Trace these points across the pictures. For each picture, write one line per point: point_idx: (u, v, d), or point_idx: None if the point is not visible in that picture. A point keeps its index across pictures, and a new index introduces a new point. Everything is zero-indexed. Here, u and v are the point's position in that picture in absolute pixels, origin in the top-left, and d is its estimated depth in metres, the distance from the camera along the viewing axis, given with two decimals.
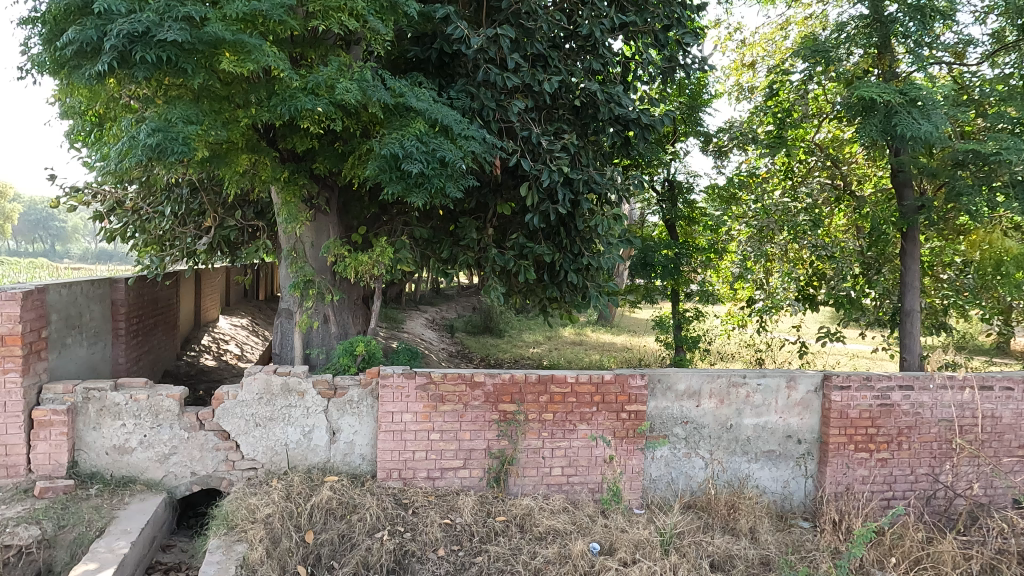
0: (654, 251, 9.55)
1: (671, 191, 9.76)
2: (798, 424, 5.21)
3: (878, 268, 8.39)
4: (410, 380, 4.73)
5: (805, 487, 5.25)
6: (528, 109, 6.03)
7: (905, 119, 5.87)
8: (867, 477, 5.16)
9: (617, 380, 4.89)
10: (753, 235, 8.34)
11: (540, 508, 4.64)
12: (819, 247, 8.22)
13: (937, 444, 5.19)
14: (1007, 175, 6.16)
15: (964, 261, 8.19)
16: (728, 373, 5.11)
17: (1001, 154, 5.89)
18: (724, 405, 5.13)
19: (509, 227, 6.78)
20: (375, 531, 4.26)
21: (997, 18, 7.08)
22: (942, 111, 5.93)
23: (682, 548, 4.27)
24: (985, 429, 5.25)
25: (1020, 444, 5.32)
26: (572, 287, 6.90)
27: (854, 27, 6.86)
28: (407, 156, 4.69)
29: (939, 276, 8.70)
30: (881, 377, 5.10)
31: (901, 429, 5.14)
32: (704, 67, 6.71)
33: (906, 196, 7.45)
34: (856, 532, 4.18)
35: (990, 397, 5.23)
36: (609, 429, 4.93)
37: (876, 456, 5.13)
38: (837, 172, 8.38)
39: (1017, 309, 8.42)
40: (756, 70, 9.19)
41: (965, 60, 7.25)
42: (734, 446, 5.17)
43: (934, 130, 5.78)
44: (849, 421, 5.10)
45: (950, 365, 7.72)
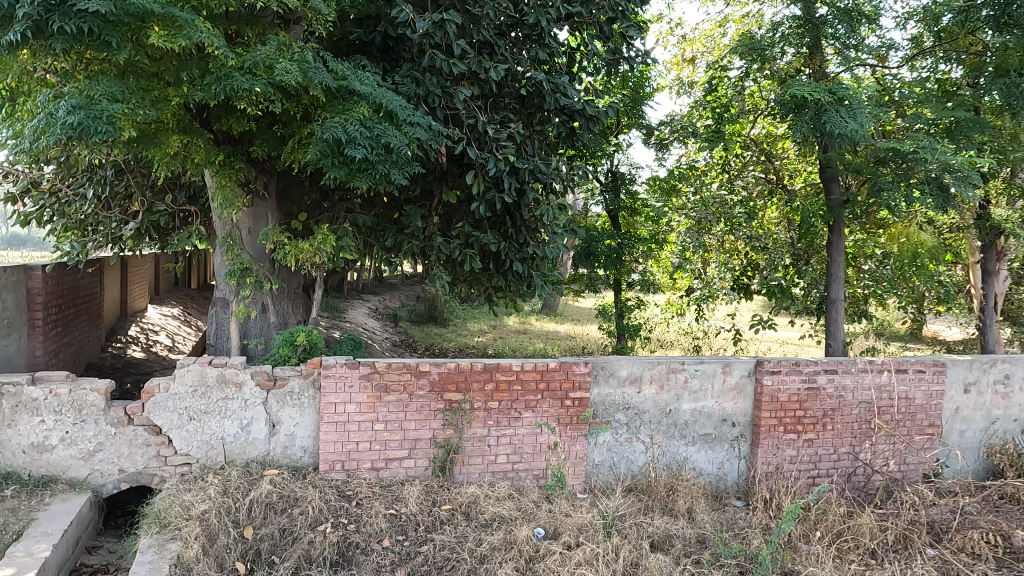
0: (597, 241, 9.55)
1: (614, 181, 9.82)
2: (732, 407, 5.44)
3: (808, 259, 8.85)
4: (353, 371, 4.65)
5: (738, 468, 5.49)
6: (475, 97, 5.99)
7: (834, 118, 6.17)
8: (795, 457, 5.45)
9: (562, 368, 4.96)
10: (692, 227, 8.94)
11: (486, 495, 4.66)
12: (754, 239, 8.75)
13: (857, 424, 5.53)
14: (923, 172, 6.56)
15: (884, 253, 8.71)
16: (668, 360, 5.27)
17: (918, 152, 6.30)
18: (664, 390, 5.29)
19: (454, 216, 6.80)
20: (318, 523, 4.18)
21: (916, 24, 7.53)
22: (866, 111, 6.29)
23: (624, 530, 4.36)
24: (900, 409, 5.64)
25: (930, 423, 5.74)
26: (517, 276, 6.92)
27: (788, 27, 7.08)
28: (351, 141, 4.57)
29: (861, 267, 9.16)
30: (808, 362, 5.38)
31: (826, 411, 5.44)
32: (647, 60, 6.80)
33: (833, 190, 7.78)
34: (785, 509, 4.37)
35: (905, 379, 5.61)
36: (553, 416, 5.01)
37: (803, 437, 5.42)
38: (770, 166, 8.79)
39: (927, 298, 9.23)
40: (696, 65, 9.47)
41: (887, 63, 7.69)
42: (673, 430, 5.35)
43: (859, 128, 6.11)
44: (779, 404, 5.36)
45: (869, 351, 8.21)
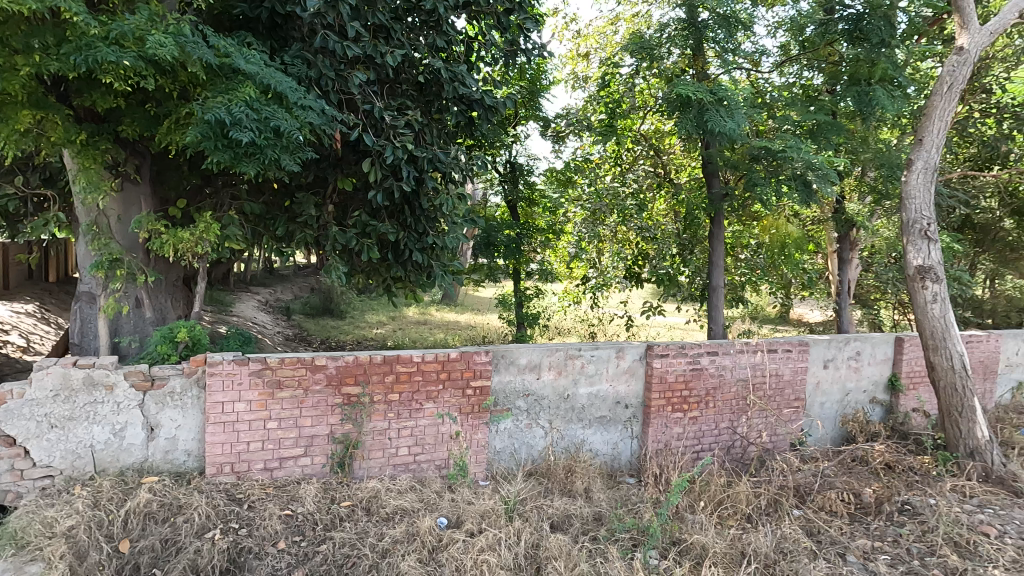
0: (497, 232, 9.63)
1: (512, 171, 9.84)
2: (625, 390, 5.71)
3: (692, 249, 9.45)
4: (242, 367, 4.39)
5: (631, 447, 5.78)
6: (370, 81, 5.82)
7: (715, 116, 6.63)
8: (681, 434, 5.83)
9: (463, 358, 4.99)
10: (587, 218, 9.12)
11: (387, 489, 4.60)
12: (644, 229, 9.11)
13: (735, 401, 6.01)
14: (790, 170, 7.21)
15: (757, 243, 9.49)
16: (565, 346, 5.45)
17: (786, 151, 6.91)
18: (562, 376, 5.46)
19: (350, 205, 6.61)
20: (205, 531, 3.92)
21: (784, 34, 8.22)
22: (742, 111, 6.80)
23: (525, 513, 4.45)
24: (771, 385, 6.19)
25: (796, 397, 6.36)
26: (416, 266, 6.82)
27: (673, 28, 7.47)
28: (236, 123, 4.29)
29: (738, 256, 9.91)
30: (693, 345, 5.76)
31: (708, 390, 5.87)
32: (544, 53, 6.92)
33: (714, 184, 8.34)
34: (673, 484, 4.59)
35: (775, 357, 6.17)
36: (455, 406, 5.02)
37: (689, 415, 5.81)
38: (658, 160, 9.40)
39: (794, 284, 10.22)
40: (590, 60, 9.77)
41: (760, 67, 8.32)
42: (571, 414, 5.54)
43: (736, 128, 6.61)
44: (668, 384, 5.70)
45: (745, 332, 8.95)
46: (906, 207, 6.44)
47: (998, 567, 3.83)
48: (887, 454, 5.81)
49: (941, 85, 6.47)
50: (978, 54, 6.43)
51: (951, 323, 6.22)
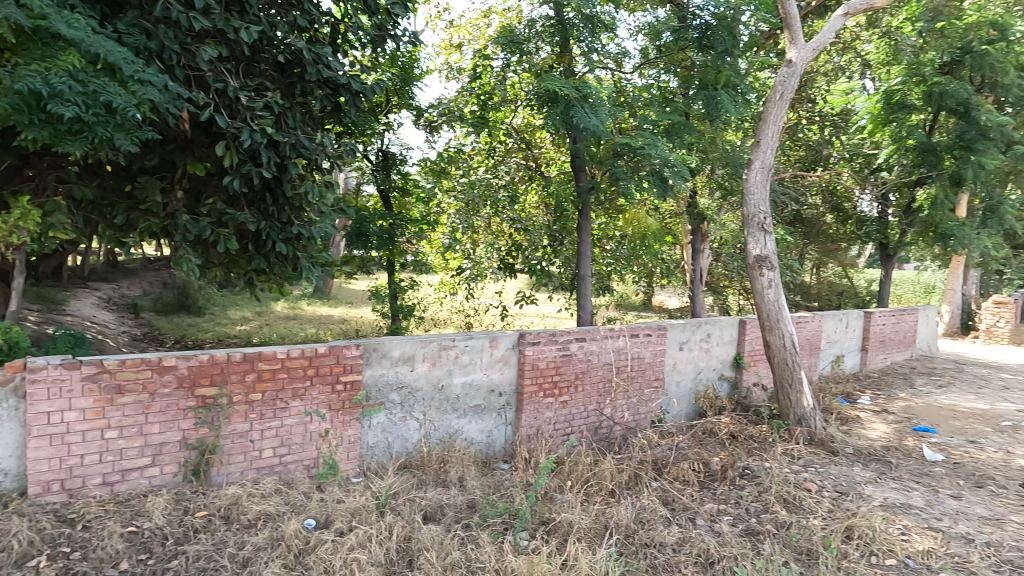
0: (369, 222, 9.15)
1: (385, 161, 9.31)
2: (499, 378, 5.81)
3: (562, 240, 9.85)
4: (73, 372, 3.90)
5: (505, 434, 5.90)
6: (223, 58, 5.39)
7: (580, 112, 6.90)
8: (553, 418, 6.04)
9: (332, 352, 4.83)
10: (461, 209, 9.25)
11: (249, 494, 4.32)
12: (517, 221, 9.56)
13: (602, 383, 6.35)
14: (649, 166, 7.72)
15: (621, 235, 10.09)
16: (439, 337, 5.44)
17: (645, 148, 7.46)
18: (436, 367, 5.44)
19: (204, 191, 6.10)
20: (27, 559, 3.45)
21: (643, 39, 8.67)
22: (604, 107, 7.14)
23: (397, 507, 4.37)
24: (634, 368, 6.62)
25: (656, 378, 6.86)
26: (281, 257, 6.41)
27: (542, 25, 7.75)
28: (55, 95, 3.78)
29: (604, 247, 10.27)
30: (563, 332, 6.00)
31: (577, 374, 6.14)
32: (415, 41, 6.79)
33: (581, 178, 8.70)
34: (541, 464, 4.75)
35: (637, 341, 6.61)
36: (324, 402, 4.84)
37: (559, 399, 6.05)
38: (529, 154, 9.70)
39: (653, 273, 11.03)
40: (463, 51, 9.74)
41: (623, 68, 8.79)
42: (446, 404, 5.54)
43: (599, 123, 6.92)
44: (539, 371, 5.89)
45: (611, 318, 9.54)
46: (747, 203, 7.14)
47: (818, 517, 4.35)
48: (731, 426, 6.47)
49: (775, 93, 7.26)
50: (803, 68, 7.27)
51: (783, 307, 7.02)
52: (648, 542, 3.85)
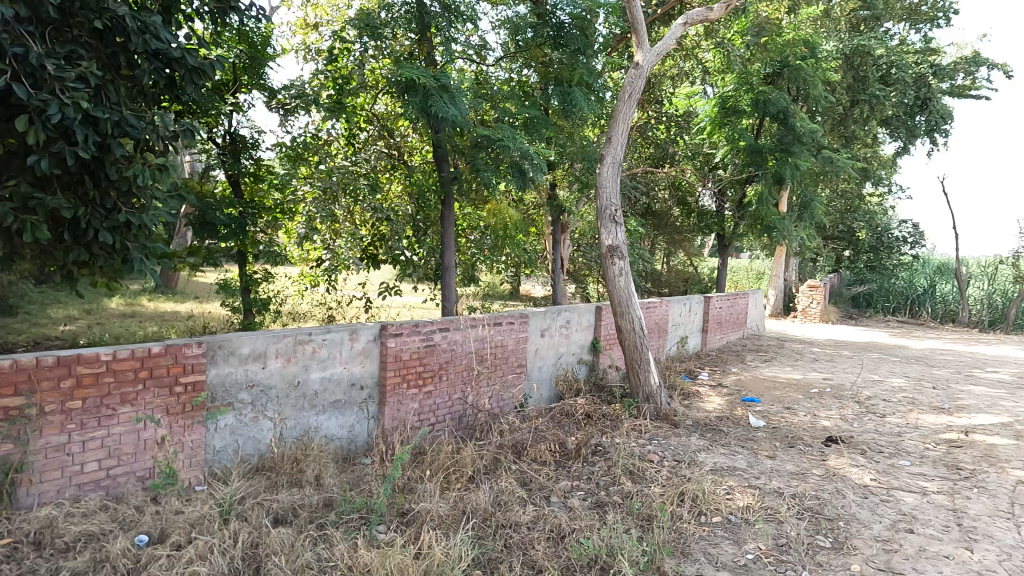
0: (215, 208, 8.17)
1: (233, 144, 8.66)
2: (360, 371, 5.67)
3: (425, 230, 9.91)
4: None
5: (367, 428, 5.76)
6: (22, 20, 4.67)
7: (438, 101, 6.87)
8: (417, 409, 5.99)
9: (169, 352, 4.41)
10: (319, 197, 8.73)
11: (67, 514, 3.84)
12: (377, 210, 9.18)
13: (465, 371, 6.41)
14: (509, 159, 7.89)
15: (484, 225, 10.25)
16: (294, 332, 5.18)
17: (504, 141, 7.61)
18: (291, 363, 5.18)
19: (4, 172, 5.28)
20: None
21: (504, 32, 8.84)
22: (462, 97, 7.16)
23: (244, 512, 4.13)
24: (498, 356, 6.76)
25: (519, 364, 7.07)
26: (107, 248, 5.70)
27: (401, 10, 7.63)
28: None
29: (469, 238, 10.50)
30: (426, 323, 5.97)
31: (441, 364, 6.15)
32: (263, 17, 6.36)
33: (444, 168, 8.67)
34: (395, 457, 4.63)
35: (501, 330, 6.76)
36: (160, 407, 4.41)
37: (424, 389, 6.02)
38: (391, 141, 9.53)
39: (517, 262, 11.38)
40: (321, 32, 9.27)
41: (486, 61, 8.93)
42: (302, 401, 5.30)
43: (458, 114, 6.95)
44: (402, 362, 5.82)
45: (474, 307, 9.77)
46: (600, 195, 7.57)
47: (659, 484, 4.74)
48: (586, 407, 6.88)
49: (624, 93, 7.74)
50: (649, 70, 7.79)
51: (633, 293, 7.53)
52: (505, 523, 3.97)
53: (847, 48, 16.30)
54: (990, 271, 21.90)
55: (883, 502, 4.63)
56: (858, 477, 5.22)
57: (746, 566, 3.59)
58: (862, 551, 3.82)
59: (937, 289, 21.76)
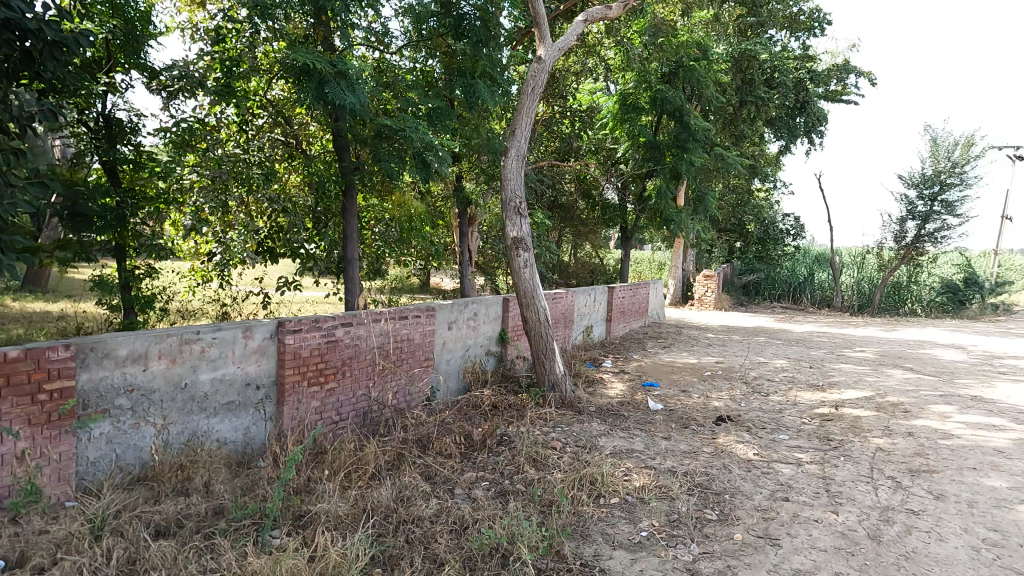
0: (86, 199, 7.33)
1: (107, 128, 7.76)
2: (256, 370, 5.26)
3: (325, 222, 9.55)
4: None
5: (264, 429, 5.36)
6: None
7: (334, 88, 6.63)
8: (319, 408, 5.68)
9: (30, 354, 3.82)
10: (207, 187, 8.18)
11: None
12: (273, 201, 8.78)
13: (370, 367, 6.19)
14: (412, 149, 7.76)
15: (388, 218, 10.07)
16: (180, 330, 4.69)
17: (406, 131, 7.45)
18: (176, 364, 4.68)
19: None
20: None
21: (406, 20, 8.67)
22: (361, 85, 6.95)
23: (120, 527, 3.78)
24: (403, 350, 6.64)
25: (425, 357, 6.98)
26: None
27: None
28: None
29: (373, 230, 10.18)
30: (327, 318, 5.69)
31: (344, 360, 5.91)
32: None
33: (344, 158, 8.30)
34: (288, 456, 4.39)
35: (406, 323, 6.64)
36: (19, 418, 3.81)
37: (326, 387, 5.73)
38: (288, 129, 9.22)
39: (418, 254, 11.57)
40: (208, 10, 8.68)
41: (388, 48, 8.73)
42: (190, 405, 4.82)
43: (356, 102, 6.75)
44: (302, 360, 5.49)
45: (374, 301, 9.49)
46: (505, 187, 7.62)
47: (561, 470, 4.87)
48: (493, 398, 6.94)
49: (527, 86, 7.81)
50: (551, 65, 7.91)
51: (538, 284, 7.63)
52: (407, 518, 3.91)
53: (735, 51, 17.38)
54: (859, 260, 24.18)
55: (763, 474, 5.01)
56: (743, 452, 5.61)
57: (640, 543, 3.76)
58: (744, 521, 4.11)
59: (815, 277, 23.75)
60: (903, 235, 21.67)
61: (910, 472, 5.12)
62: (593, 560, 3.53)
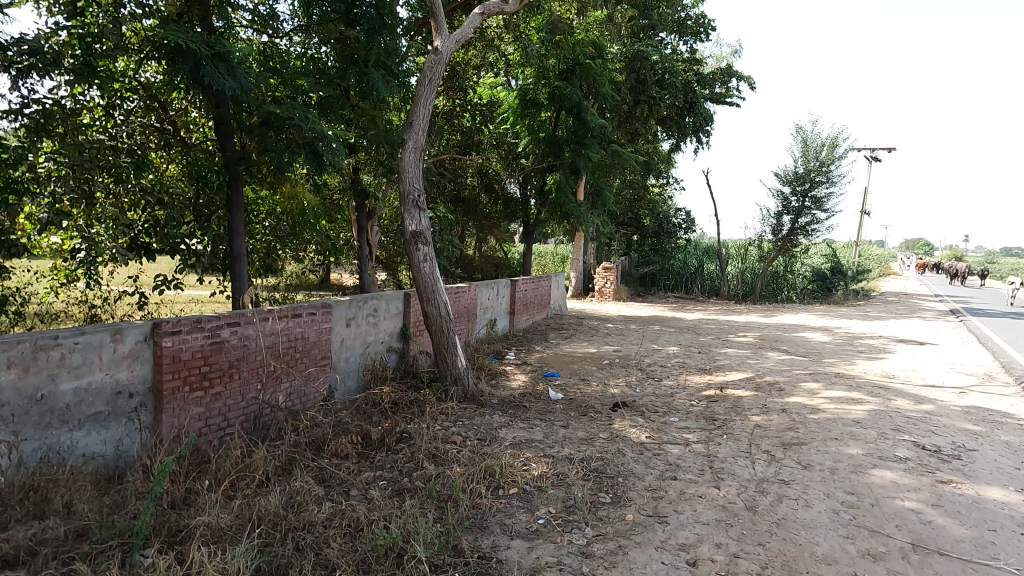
0: None
1: None
2: (128, 377, 4.67)
3: (208, 216, 9.07)
4: None
5: (140, 440, 4.77)
6: None
7: (212, 72, 6.15)
8: (202, 415, 5.16)
9: None
10: (65, 175, 7.32)
11: None
12: (145, 192, 8.11)
13: (261, 369, 5.74)
14: (302, 139, 7.39)
15: (276, 209, 9.67)
16: (34, 335, 4.06)
17: (295, 120, 7.06)
18: (29, 373, 4.06)
19: None
20: None
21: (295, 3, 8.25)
22: (242, 70, 6.52)
23: None
24: (298, 349, 6.26)
25: (322, 356, 6.64)
26: None
27: None
28: None
29: (262, 224, 9.83)
30: (211, 318, 5.17)
31: (231, 362, 5.40)
32: None
33: (227, 146, 7.74)
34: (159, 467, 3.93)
35: (300, 322, 6.26)
36: None
37: (211, 392, 5.21)
38: (163, 115, 8.61)
39: (309, 247, 11.16)
40: None
41: (275, 32, 8.29)
42: (48, 418, 4.20)
43: (237, 88, 6.32)
44: (182, 364, 4.95)
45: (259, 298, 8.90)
46: (403, 180, 7.46)
47: (460, 464, 4.85)
48: (393, 394, 6.81)
49: (424, 78, 7.66)
50: (448, 57, 7.81)
51: (438, 279, 7.55)
52: (297, 525, 3.74)
53: (629, 52, 18.06)
54: (742, 252, 26.00)
55: (654, 456, 5.26)
56: (636, 436, 5.86)
57: (537, 531, 3.82)
58: (635, 501, 4.29)
59: (704, 269, 25.27)
60: (780, 228, 23.51)
61: (783, 446, 5.56)
62: (491, 551, 3.55)
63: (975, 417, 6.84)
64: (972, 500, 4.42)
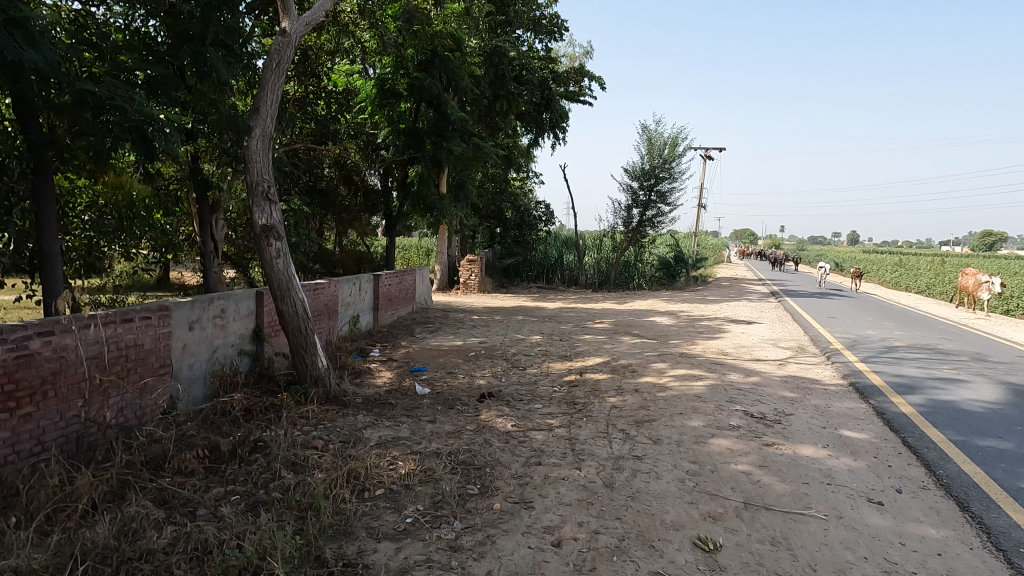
0: None
1: None
2: None
3: (8, 209, 7.74)
4: None
5: None
6: None
7: (6, 40, 5.21)
8: (7, 441, 4.39)
9: None
10: None
11: None
12: None
13: (84, 384, 5.01)
14: (127, 122, 6.53)
15: (99, 199, 8.49)
16: None
17: (116, 99, 6.22)
18: None
19: None
20: None
21: None
22: (46, 40, 5.62)
23: None
24: (130, 358, 5.57)
25: (160, 364, 5.97)
26: None
27: None
28: None
29: (81, 217, 8.61)
30: (15, 327, 4.39)
31: (44, 377, 4.65)
32: None
33: (30, 127, 6.54)
34: None
35: (131, 327, 5.56)
36: None
37: (18, 414, 4.45)
38: None
39: (141, 246, 10.00)
40: None
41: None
42: None
43: (40, 60, 5.43)
44: None
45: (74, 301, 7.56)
46: (250, 170, 6.94)
47: (322, 469, 4.63)
48: (245, 401, 6.33)
49: (272, 60, 7.12)
50: (298, 40, 7.34)
51: (293, 276, 7.12)
52: (131, 555, 3.34)
53: (488, 47, 18.25)
54: (598, 243, 27.51)
55: (520, 443, 5.39)
56: (502, 425, 5.96)
57: (405, 530, 3.75)
58: (502, 490, 4.37)
59: (564, 259, 26.38)
60: (630, 220, 25.21)
61: (636, 423, 5.98)
62: (356, 558, 3.43)
63: (791, 385, 7.84)
64: (791, 458, 5.07)
